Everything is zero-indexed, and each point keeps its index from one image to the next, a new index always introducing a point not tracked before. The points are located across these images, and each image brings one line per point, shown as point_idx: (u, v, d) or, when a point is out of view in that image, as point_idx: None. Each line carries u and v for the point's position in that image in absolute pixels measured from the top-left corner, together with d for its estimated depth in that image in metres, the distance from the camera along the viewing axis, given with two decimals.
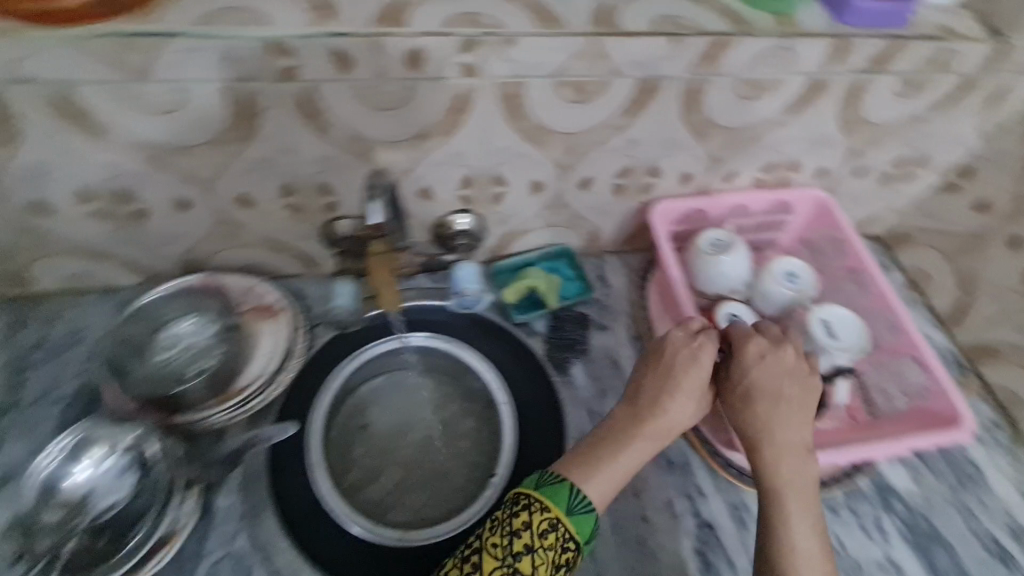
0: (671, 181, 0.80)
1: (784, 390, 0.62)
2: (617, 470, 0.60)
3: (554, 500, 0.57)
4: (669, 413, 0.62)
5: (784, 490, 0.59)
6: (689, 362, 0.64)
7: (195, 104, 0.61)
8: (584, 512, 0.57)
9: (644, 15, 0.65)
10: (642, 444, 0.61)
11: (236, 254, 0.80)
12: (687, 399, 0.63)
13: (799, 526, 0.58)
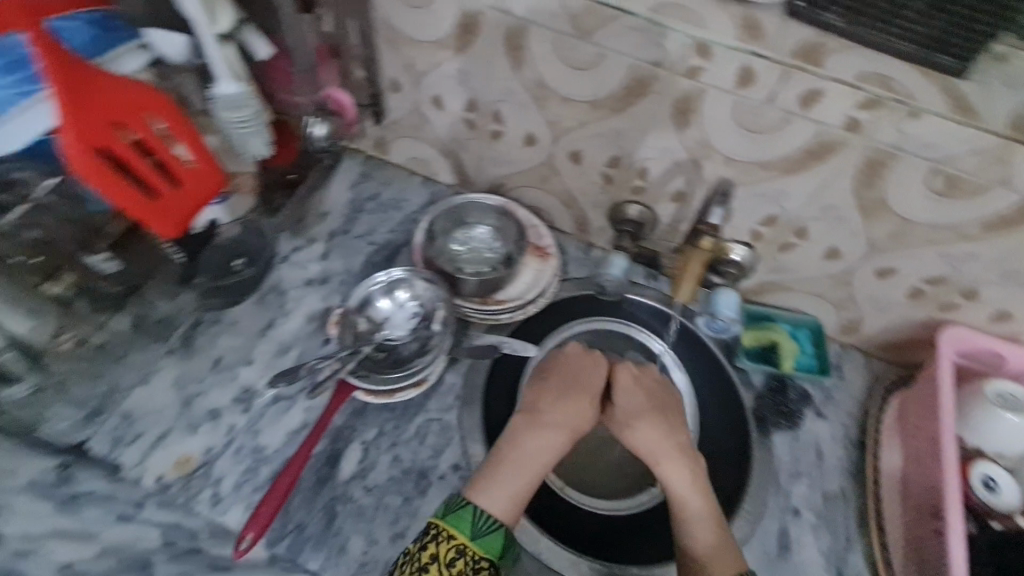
0: (816, 251, 0.77)
1: (570, 390, 0.72)
2: (514, 477, 0.65)
3: (459, 528, 0.60)
4: (540, 410, 0.71)
5: (511, 460, 0.67)
6: (581, 372, 0.74)
7: (433, 18, 0.71)
8: (488, 533, 0.60)
9: (852, 64, 0.60)
10: (532, 443, 0.68)
11: (401, 143, 0.91)
12: (550, 395, 0.72)
13: (500, 484, 0.64)
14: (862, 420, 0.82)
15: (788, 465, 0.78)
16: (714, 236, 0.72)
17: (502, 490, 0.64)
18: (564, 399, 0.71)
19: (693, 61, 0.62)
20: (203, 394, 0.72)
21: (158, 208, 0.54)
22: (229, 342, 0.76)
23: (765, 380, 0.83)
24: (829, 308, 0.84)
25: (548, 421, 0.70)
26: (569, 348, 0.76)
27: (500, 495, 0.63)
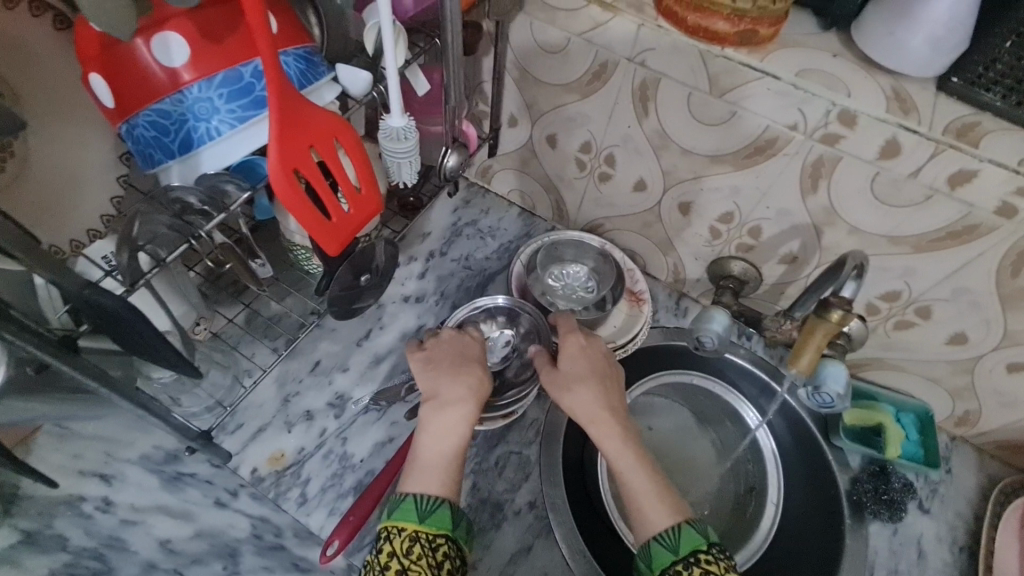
0: (938, 334, 0.72)
1: (451, 360, 0.65)
2: (428, 450, 0.59)
3: (405, 517, 0.55)
4: (441, 388, 0.62)
5: (428, 441, 0.60)
6: (460, 350, 0.67)
7: (566, 64, 0.73)
8: (435, 512, 0.55)
9: (1016, 148, 0.56)
10: (441, 422, 0.60)
11: (509, 174, 0.94)
12: (440, 370, 0.64)
13: (437, 458, 0.58)
14: (970, 525, 0.75)
15: (884, 560, 0.72)
16: (846, 310, 0.59)
17: (443, 467, 0.58)
18: (435, 367, 0.64)
19: (833, 128, 0.61)
20: (300, 394, 0.76)
21: (326, 226, 0.45)
22: (327, 347, 0.80)
23: (863, 463, 0.77)
24: (942, 395, 0.78)
25: (444, 396, 0.62)
26: (443, 333, 0.69)
27: (422, 475, 0.57)
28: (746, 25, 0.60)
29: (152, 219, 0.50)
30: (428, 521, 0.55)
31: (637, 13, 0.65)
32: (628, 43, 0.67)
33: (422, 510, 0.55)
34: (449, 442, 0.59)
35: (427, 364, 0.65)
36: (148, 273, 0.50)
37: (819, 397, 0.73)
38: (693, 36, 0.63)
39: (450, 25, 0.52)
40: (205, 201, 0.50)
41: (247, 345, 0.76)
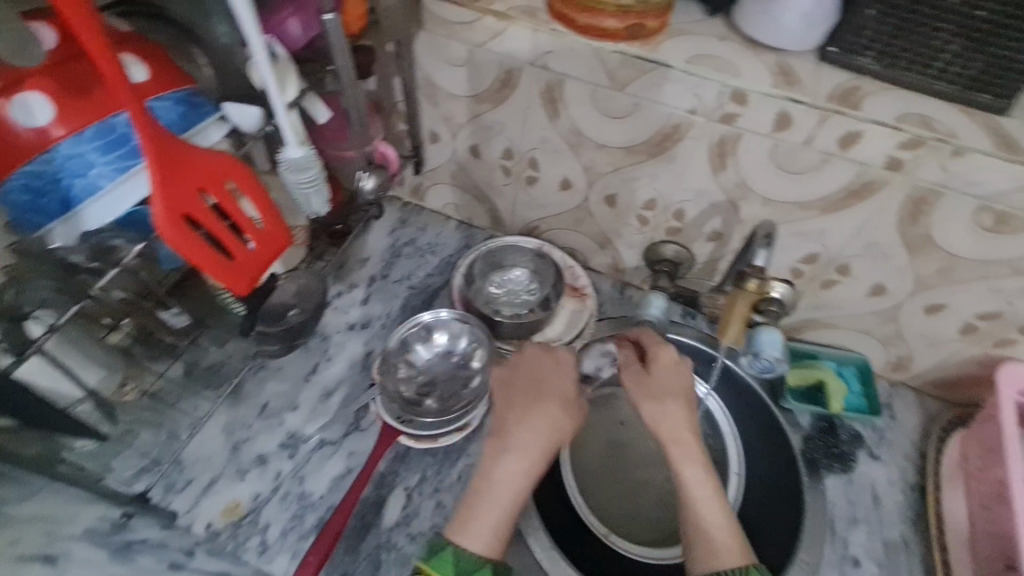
0: (860, 287, 0.75)
1: (541, 391, 0.66)
2: (492, 497, 0.61)
3: (441, 566, 0.57)
4: (512, 434, 0.64)
5: (496, 483, 0.62)
6: (537, 375, 0.67)
7: (473, 75, 0.74)
8: (469, 568, 0.57)
9: (892, 107, 0.60)
10: (509, 469, 0.62)
11: (440, 189, 0.95)
12: (518, 404, 0.65)
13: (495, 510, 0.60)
14: (918, 464, 0.79)
15: (843, 510, 0.74)
16: (760, 279, 0.67)
17: (496, 519, 0.60)
18: (534, 412, 0.64)
19: (729, 108, 0.64)
20: (250, 440, 0.74)
21: (235, 268, 0.50)
22: (274, 388, 0.78)
23: (813, 421, 0.80)
24: (876, 345, 0.82)
25: (528, 445, 0.63)
26: (529, 356, 0.69)
27: (480, 526, 0.60)
28: (632, 20, 0.64)
29: (37, 285, 0.53)
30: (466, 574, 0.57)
31: (531, 20, 0.67)
32: (527, 49, 0.68)
33: (465, 564, 0.57)
34: (518, 479, 0.62)
35: (517, 376, 0.68)
36: (36, 340, 0.51)
37: (760, 362, 0.76)
38: (587, 36, 0.65)
39: (338, 54, 0.53)
40: (92, 257, 0.52)
41: (188, 400, 0.74)
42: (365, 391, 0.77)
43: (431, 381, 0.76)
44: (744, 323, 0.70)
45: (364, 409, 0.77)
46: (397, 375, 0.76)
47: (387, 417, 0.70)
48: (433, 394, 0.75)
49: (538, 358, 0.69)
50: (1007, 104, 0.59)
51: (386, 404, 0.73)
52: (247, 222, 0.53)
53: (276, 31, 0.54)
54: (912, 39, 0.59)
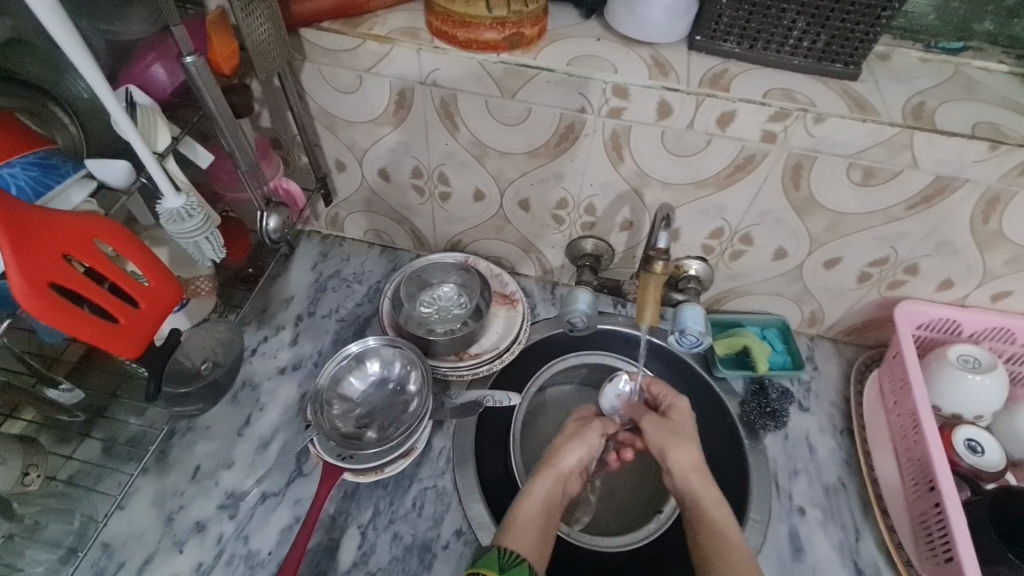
0: (765, 253, 0.80)
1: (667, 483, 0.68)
2: (531, 513, 0.63)
3: (488, 565, 0.58)
4: (559, 455, 0.69)
5: (536, 493, 0.65)
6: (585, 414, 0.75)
7: (366, 100, 0.74)
8: (516, 566, 0.57)
9: (758, 84, 0.65)
10: (546, 482, 0.66)
11: (357, 217, 0.93)
12: (566, 439, 0.71)
13: (530, 513, 0.63)
14: (845, 409, 0.83)
15: (784, 464, 0.78)
16: (665, 260, 0.68)
17: (533, 521, 0.62)
18: (579, 441, 0.70)
19: (614, 103, 0.67)
20: (185, 508, 0.69)
21: (121, 334, 0.50)
22: (205, 449, 0.74)
23: (746, 385, 0.84)
24: (790, 305, 0.87)
25: (570, 467, 0.68)
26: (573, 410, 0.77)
27: (524, 532, 0.60)
28: (511, 29, 0.64)
29: None
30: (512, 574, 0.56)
31: (413, 40, 0.67)
32: (414, 68, 0.69)
33: (506, 562, 0.57)
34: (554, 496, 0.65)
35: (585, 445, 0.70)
36: None
37: (687, 338, 0.77)
38: (469, 49, 0.67)
39: (208, 94, 0.54)
40: None
41: (110, 478, 0.70)
42: (302, 435, 0.73)
43: (370, 411, 0.75)
44: (659, 304, 0.71)
45: (305, 453, 0.74)
46: (333, 412, 0.74)
47: (325, 454, 0.68)
48: (373, 424, 0.74)
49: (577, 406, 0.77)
50: (856, 71, 0.65)
51: (325, 443, 0.70)
52: (129, 281, 0.51)
53: (142, 77, 0.58)
54: (764, 19, 0.63)
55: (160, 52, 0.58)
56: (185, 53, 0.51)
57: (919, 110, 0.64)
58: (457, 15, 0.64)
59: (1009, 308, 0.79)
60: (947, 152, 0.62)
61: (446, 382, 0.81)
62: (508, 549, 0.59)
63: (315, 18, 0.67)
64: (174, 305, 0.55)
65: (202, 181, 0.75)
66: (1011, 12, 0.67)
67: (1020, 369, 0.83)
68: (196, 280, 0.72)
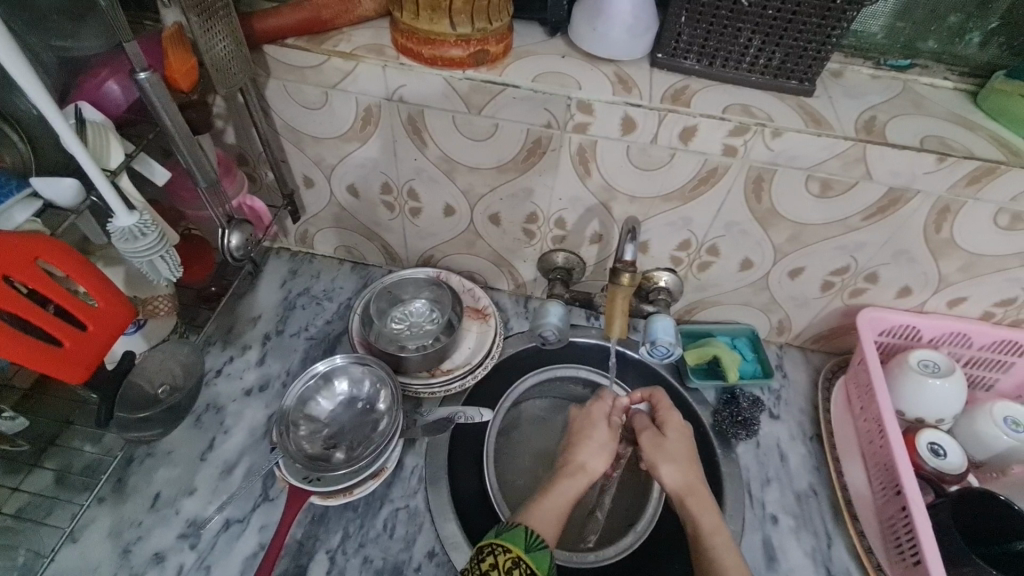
0: (732, 264, 0.81)
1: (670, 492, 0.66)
2: (556, 509, 0.62)
3: (513, 541, 0.56)
4: (587, 460, 0.67)
5: (557, 492, 0.63)
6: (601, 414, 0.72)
7: (333, 116, 0.74)
8: (540, 550, 0.56)
9: (718, 100, 0.67)
10: (573, 484, 0.65)
11: (326, 233, 0.92)
12: (594, 442, 0.69)
13: (545, 507, 0.61)
14: (814, 415, 0.85)
15: (756, 473, 0.79)
16: (632, 272, 0.69)
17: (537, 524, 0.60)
18: (610, 448, 0.68)
19: (579, 118, 0.67)
20: (143, 538, 0.66)
21: (64, 358, 0.48)
22: (165, 475, 0.71)
23: (718, 395, 0.84)
24: (758, 314, 0.88)
25: (598, 474, 0.67)
26: (594, 408, 0.72)
27: (546, 519, 0.60)
28: (476, 46, 0.65)
29: None
30: (533, 554, 0.55)
31: (379, 57, 0.68)
32: (380, 86, 0.69)
33: (530, 541, 0.56)
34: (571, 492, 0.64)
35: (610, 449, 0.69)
36: None
37: (659, 350, 0.77)
38: (435, 66, 0.67)
39: (164, 111, 0.53)
40: None
41: (62, 510, 0.66)
42: (268, 457, 0.71)
43: (338, 431, 0.74)
44: (627, 316, 0.73)
45: (271, 476, 0.72)
46: (299, 433, 0.72)
47: (291, 477, 0.66)
48: (341, 444, 0.73)
49: (598, 403, 0.73)
50: (810, 87, 0.67)
51: (290, 465, 0.68)
52: (78, 303, 0.50)
53: (94, 93, 0.57)
54: (721, 38, 0.65)
55: (114, 69, 0.58)
56: (138, 69, 0.50)
57: (871, 124, 0.66)
58: (422, 33, 0.64)
59: (965, 312, 0.81)
60: (898, 165, 0.65)
61: (418, 399, 0.80)
62: (536, 532, 0.58)
63: (280, 36, 0.67)
64: (128, 327, 0.53)
65: (162, 200, 0.73)
66: (952, 32, 0.70)
67: (978, 372, 0.85)
68: (155, 299, 0.69)
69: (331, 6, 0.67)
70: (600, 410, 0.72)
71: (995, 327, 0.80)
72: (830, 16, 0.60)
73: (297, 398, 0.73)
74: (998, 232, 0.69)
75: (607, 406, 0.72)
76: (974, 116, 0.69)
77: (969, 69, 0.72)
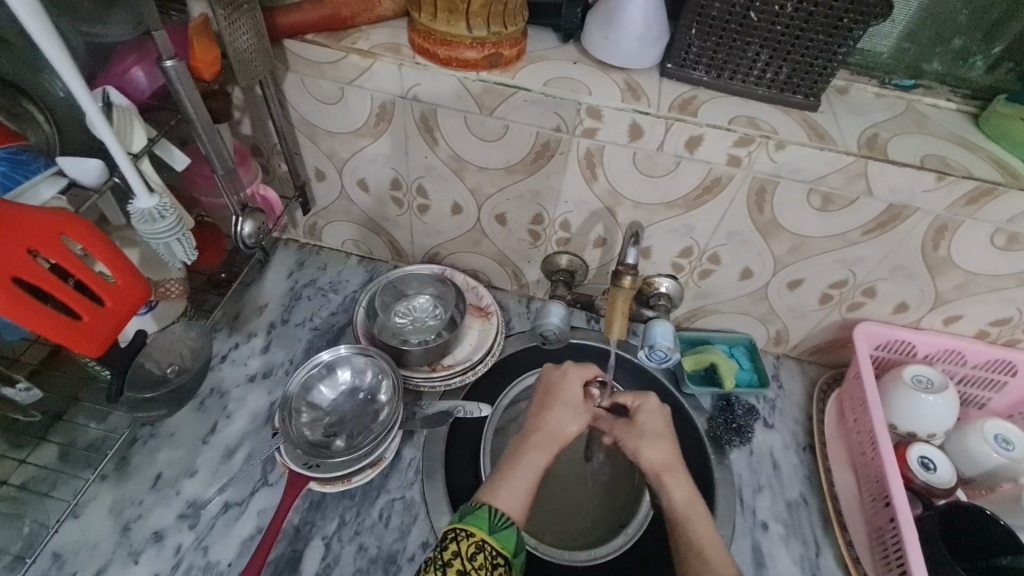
0: (732, 272, 0.83)
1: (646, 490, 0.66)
2: (525, 479, 0.62)
3: (477, 524, 0.57)
4: (558, 425, 0.67)
5: (522, 461, 0.63)
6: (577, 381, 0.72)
7: (346, 111, 0.75)
8: (506, 529, 0.57)
9: (725, 111, 0.68)
10: (532, 455, 0.64)
11: (335, 227, 0.93)
12: (568, 407, 0.69)
13: (506, 484, 0.61)
14: (807, 426, 0.86)
15: (748, 480, 0.80)
16: (633, 275, 0.70)
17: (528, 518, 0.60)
18: (586, 414, 0.69)
19: (588, 123, 0.69)
20: (142, 517, 0.67)
21: (80, 330, 0.49)
22: (167, 456, 0.72)
23: (714, 402, 0.85)
24: (756, 324, 0.90)
25: (572, 436, 0.67)
26: (567, 374, 0.72)
27: (514, 492, 0.60)
28: (490, 49, 0.67)
29: None
30: (498, 534, 0.57)
31: (395, 55, 0.69)
32: (395, 84, 0.71)
33: (496, 522, 0.57)
34: (539, 459, 0.64)
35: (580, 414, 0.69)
36: None
37: (657, 354, 0.78)
38: (450, 66, 0.69)
39: (187, 98, 0.55)
40: None
41: (65, 485, 0.68)
42: (269, 443, 0.72)
43: (339, 420, 0.75)
44: (627, 317, 0.74)
45: (271, 462, 0.73)
46: (301, 420, 0.73)
47: (290, 462, 0.68)
48: (342, 432, 0.74)
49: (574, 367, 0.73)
50: (815, 102, 0.68)
51: (290, 451, 0.70)
52: (96, 278, 0.51)
53: (121, 78, 0.59)
54: (729, 51, 0.67)
55: (140, 55, 0.59)
56: (166, 58, 0.52)
57: (874, 140, 0.67)
58: (438, 34, 0.66)
59: (960, 331, 0.82)
60: (898, 182, 0.66)
61: (418, 393, 0.82)
62: (502, 511, 0.58)
63: (299, 31, 0.69)
64: (142, 306, 0.55)
65: (177, 185, 0.75)
66: (957, 55, 0.72)
67: (972, 391, 0.87)
68: (167, 282, 0.72)
69: (352, 4, 0.69)
70: (572, 377, 0.72)
71: (989, 346, 0.81)
72: (837, 34, 0.62)
73: (300, 386, 0.75)
74: (995, 252, 0.70)
75: (583, 371, 0.73)
76: (975, 138, 0.70)
77: (973, 91, 0.73)
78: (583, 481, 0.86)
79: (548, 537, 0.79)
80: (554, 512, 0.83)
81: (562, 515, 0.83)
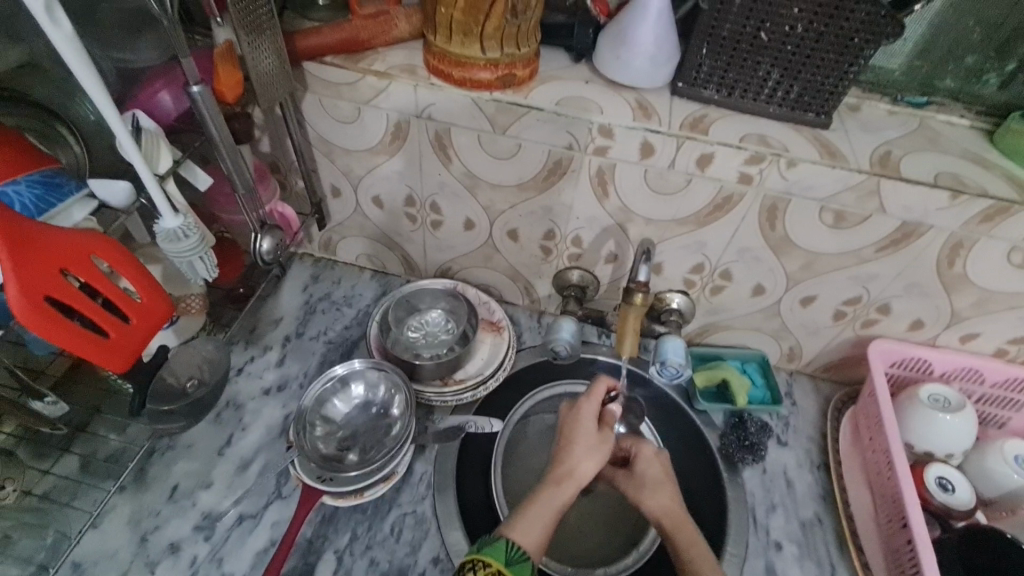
0: (744, 289, 0.82)
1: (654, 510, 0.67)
2: (538, 506, 0.62)
3: (494, 555, 0.58)
4: (578, 464, 0.66)
5: (541, 496, 0.63)
6: (592, 417, 0.70)
7: (363, 130, 0.77)
8: (522, 562, 0.58)
9: (736, 129, 0.69)
10: (555, 494, 0.63)
11: (350, 242, 0.95)
12: (582, 446, 0.68)
13: (524, 519, 0.61)
14: (822, 444, 0.85)
15: (762, 499, 0.79)
16: (644, 292, 0.71)
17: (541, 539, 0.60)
18: (603, 449, 0.68)
19: (599, 141, 0.70)
20: (159, 528, 0.69)
21: (105, 347, 0.50)
22: (184, 468, 0.73)
23: (726, 419, 0.85)
24: (769, 341, 0.89)
25: (589, 477, 0.66)
26: (581, 409, 0.71)
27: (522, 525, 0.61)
28: (504, 70, 0.68)
29: None
30: (513, 568, 0.57)
31: (410, 76, 0.71)
32: (410, 103, 0.72)
33: (512, 555, 0.58)
34: (556, 492, 0.64)
35: (599, 448, 0.68)
36: None
37: (669, 370, 0.79)
38: (464, 87, 0.70)
39: (211, 123, 0.57)
40: None
41: (85, 495, 0.69)
42: (283, 456, 0.74)
43: (352, 434, 0.76)
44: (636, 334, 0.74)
45: (285, 474, 0.74)
46: (315, 433, 0.74)
47: (302, 475, 0.68)
48: (354, 446, 0.75)
49: (586, 402, 0.72)
50: (827, 120, 0.69)
51: (305, 464, 0.70)
52: (121, 296, 0.52)
53: (148, 103, 0.61)
54: (740, 70, 0.67)
55: (168, 80, 0.62)
56: (191, 83, 0.54)
57: (886, 158, 0.67)
58: (453, 55, 0.68)
59: (977, 349, 0.81)
60: (911, 199, 0.66)
61: (430, 407, 0.82)
62: (520, 545, 0.59)
63: (318, 53, 0.71)
64: (164, 322, 0.56)
65: (199, 203, 0.77)
66: (969, 72, 0.72)
67: (990, 409, 0.85)
68: (187, 298, 0.73)
69: (369, 27, 0.71)
70: (588, 409, 0.71)
71: (1008, 364, 0.80)
72: (850, 48, 0.62)
73: (314, 399, 0.75)
74: (1012, 269, 0.70)
75: (595, 406, 0.71)
76: (989, 155, 0.70)
77: (987, 107, 0.72)
78: (595, 497, 0.85)
79: (561, 555, 0.79)
80: (565, 529, 0.82)
81: (573, 533, 0.82)
